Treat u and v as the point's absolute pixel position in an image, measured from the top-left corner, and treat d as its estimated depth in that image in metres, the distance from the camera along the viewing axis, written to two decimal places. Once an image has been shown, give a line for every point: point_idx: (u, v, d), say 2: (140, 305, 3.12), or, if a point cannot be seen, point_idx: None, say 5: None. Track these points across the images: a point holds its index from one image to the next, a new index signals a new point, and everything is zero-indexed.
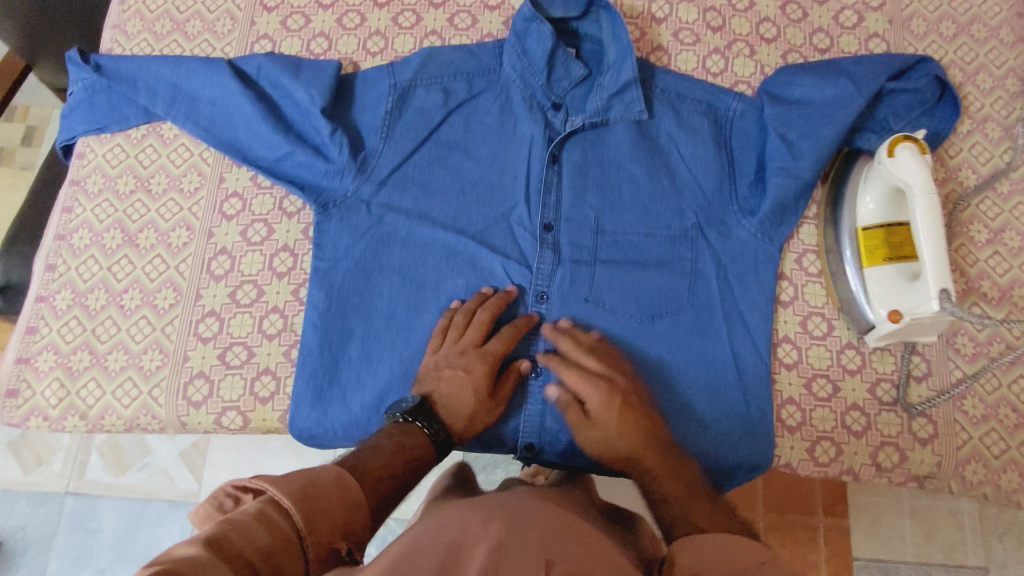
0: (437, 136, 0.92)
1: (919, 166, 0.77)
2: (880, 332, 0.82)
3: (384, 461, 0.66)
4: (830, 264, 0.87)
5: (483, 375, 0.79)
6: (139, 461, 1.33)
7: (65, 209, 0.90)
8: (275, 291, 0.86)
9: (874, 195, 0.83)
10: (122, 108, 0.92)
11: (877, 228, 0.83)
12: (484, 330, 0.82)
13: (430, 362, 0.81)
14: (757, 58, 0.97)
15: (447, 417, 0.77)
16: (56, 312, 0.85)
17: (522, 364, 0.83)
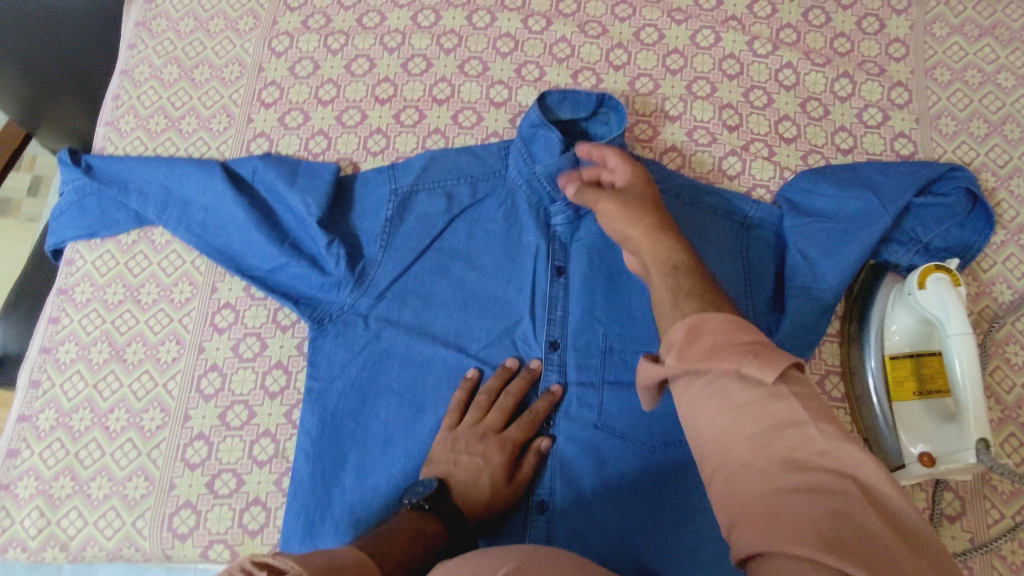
0: (439, 244, 0.88)
1: (951, 302, 0.74)
2: (911, 474, 0.76)
3: (403, 546, 0.63)
4: (852, 391, 0.82)
5: (501, 463, 0.77)
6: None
7: (51, 319, 0.86)
8: (266, 412, 0.82)
9: (901, 324, 0.79)
10: (112, 214, 0.89)
11: (905, 359, 0.79)
12: (505, 413, 0.80)
13: (446, 443, 0.78)
14: (775, 160, 0.93)
15: (464, 503, 0.73)
16: (39, 433, 0.81)
17: (540, 442, 0.81)
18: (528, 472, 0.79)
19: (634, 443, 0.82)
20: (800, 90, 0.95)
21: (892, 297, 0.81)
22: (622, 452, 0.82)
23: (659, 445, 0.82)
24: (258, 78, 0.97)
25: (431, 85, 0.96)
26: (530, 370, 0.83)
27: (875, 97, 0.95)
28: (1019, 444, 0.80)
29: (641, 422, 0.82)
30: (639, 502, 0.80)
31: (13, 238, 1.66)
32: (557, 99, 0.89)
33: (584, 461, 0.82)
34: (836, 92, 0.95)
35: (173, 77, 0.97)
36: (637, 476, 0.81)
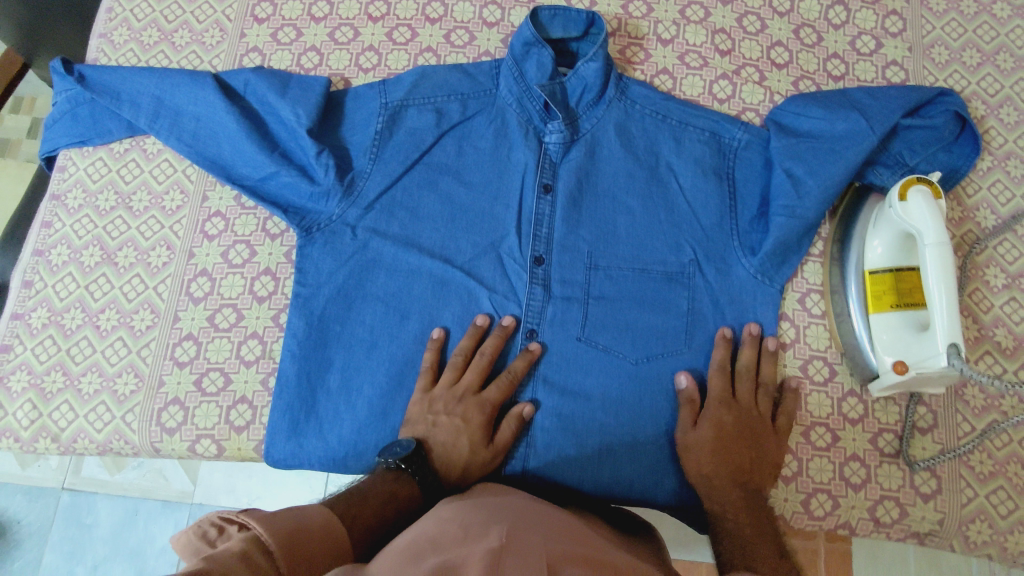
0: (428, 159, 0.89)
1: (929, 212, 0.74)
2: (884, 383, 0.78)
3: (375, 508, 0.64)
4: (835, 305, 0.84)
5: (480, 424, 0.77)
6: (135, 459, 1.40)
7: (43, 224, 0.87)
8: (255, 316, 0.83)
9: (882, 238, 0.79)
10: (105, 122, 0.89)
11: (885, 273, 0.79)
12: (481, 374, 0.80)
13: (422, 403, 0.78)
14: (766, 85, 0.93)
15: (442, 466, 0.74)
16: (32, 330, 0.83)
17: (520, 407, 0.80)
18: (507, 436, 0.78)
19: (617, 356, 0.82)
20: (794, 17, 0.95)
21: (875, 214, 0.81)
22: (604, 365, 0.82)
23: (642, 358, 0.82)
24: None
25: (425, 4, 0.96)
26: (503, 329, 0.82)
27: (869, 25, 0.95)
28: (994, 362, 0.82)
29: (625, 336, 0.83)
30: (620, 411, 0.81)
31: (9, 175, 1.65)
32: (548, 16, 0.89)
33: (567, 370, 0.82)
34: (830, 19, 0.95)
35: None
36: (619, 387, 0.82)
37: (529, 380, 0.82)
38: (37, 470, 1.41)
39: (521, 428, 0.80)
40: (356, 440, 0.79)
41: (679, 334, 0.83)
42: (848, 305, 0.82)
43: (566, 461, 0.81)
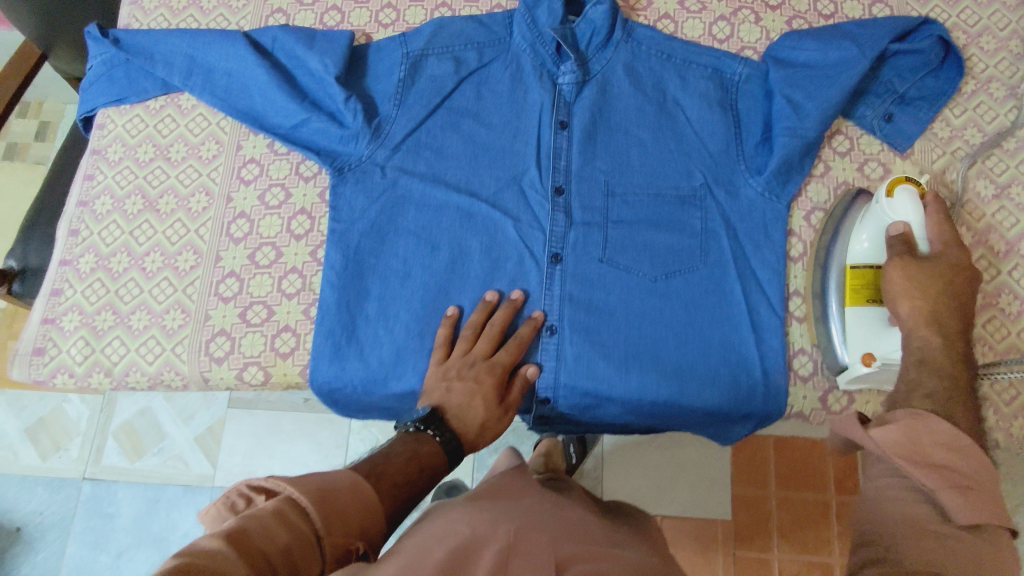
0: (449, 104, 0.94)
1: (915, 208, 0.79)
2: (853, 375, 0.82)
3: (399, 466, 0.67)
4: (821, 302, 0.86)
5: (492, 385, 0.79)
6: (154, 446, 1.41)
7: (87, 176, 0.92)
8: (293, 252, 0.88)
9: (870, 232, 0.82)
10: (141, 81, 0.94)
11: (870, 268, 0.81)
12: (492, 342, 0.83)
13: (437, 373, 0.81)
14: (762, 25, 0.99)
15: (460, 425, 0.76)
16: (80, 275, 0.87)
17: (527, 369, 0.83)
18: (517, 394, 0.82)
19: (637, 274, 0.88)
20: None
21: (863, 212, 0.84)
22: (625, 284, 0.87)
23: (661, 275, 0.87)
24: None
25: None
26: (511, 301, 0.85)
27: None
28: (990, 265, 0.88)
29: (644, 256, 0.88)
30: (644, 326, 0.86)
31: (20, 179, 1.68)
32: None
33: (590, 287, 0.87)
34: None
35: None
36: (640, 304, 0.87)
37: (556, 307, 0.87)
38: (57, 461, 1.42)
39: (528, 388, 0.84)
40: (396, 359, 0.84)
41: (694, 253, 0.88)
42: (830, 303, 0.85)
43: (596, 373, 0.85)
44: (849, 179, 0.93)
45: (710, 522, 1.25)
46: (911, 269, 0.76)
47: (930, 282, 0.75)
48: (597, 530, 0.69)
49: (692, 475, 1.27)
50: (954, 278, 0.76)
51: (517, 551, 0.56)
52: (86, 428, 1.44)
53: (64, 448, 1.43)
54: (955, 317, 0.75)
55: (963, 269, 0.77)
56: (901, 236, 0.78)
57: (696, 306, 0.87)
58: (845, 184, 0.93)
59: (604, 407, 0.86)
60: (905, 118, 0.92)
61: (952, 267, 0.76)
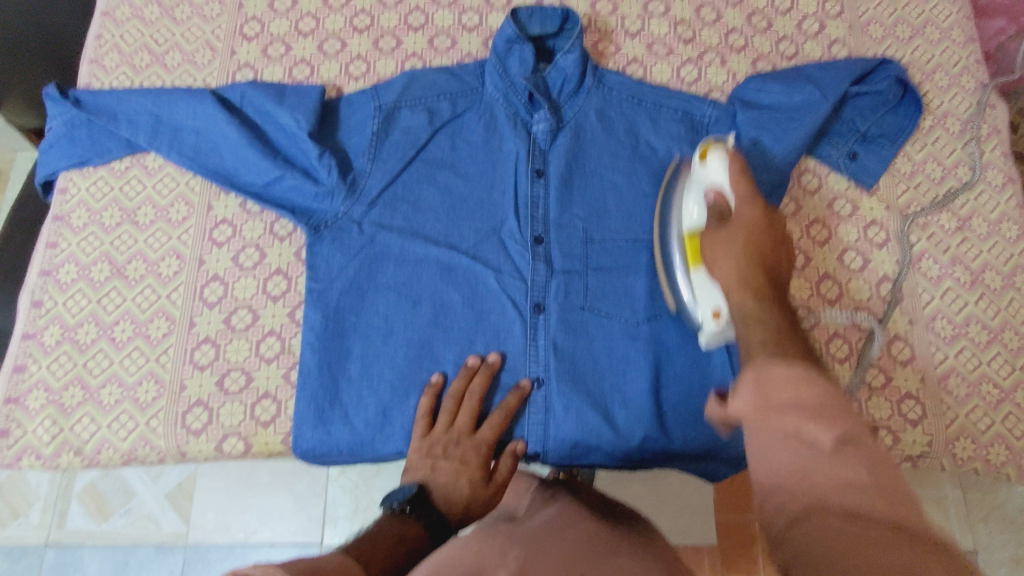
0: (424, 155, 0.93)
1: (723, 167, 0.76)
2: (708, 331, 0.79)
3: (388, 549, 0.59)
4: (670, 281, 0.84)
5: (477, 464, 0.77)
6: (121, 507, 1.35)
7: (48, 244, 0.88)
8: (271, 315, 0.86)
9: (694, 199, 0.80)
10: (104, 142, 0.91)
11: (693, 233, 0.80)
12: (473, 415, 0.81)
13: (420, 448, 0.78)
14: (728, 67, 1.01)
15: (445, 505, 0.72)
16: (45, 348, 0.83)
17: (514, 445, 0.81)
18: (505, 473, 0.79)
19: (619, 320, 0.88)
20: (745, 6, 1.05)
21: (688, 182, 0.83)
22: (608, 330, 0.88)
23: (643, 320, 0.88)
24: (237, 14, 1.01)
25: (406, 14, 1.02)
26: (488, 364, 0.85)
27: (811, 9, 1.05)
28: (957, 297, 0.90)
29: (625, 301, 0.88)
30: (627, 372, 0.86)
31: None
32: (526, 15, 0.95)
33: (573, 337, 0.87)
34: (777, 6, 1.05)
35: (154, 17, 1.00)
36: (623, 350, 0.87)
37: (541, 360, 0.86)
38: (16, 529, 1.35)
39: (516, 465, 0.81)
40: (382, 422, 0.82)
41: None
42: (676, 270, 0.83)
43: (583, 421, 0.85)
44: (819, 216, 0.94)
45: (695, 552, 1.24)
46: (716, 237, 0.69)
47: (727, 245, 0.66)
48: (619, 535, 0.67)
49: (675, 506, 1.26)
50: (760, 228, 0.67)
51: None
52: (49, 492, 1.37)
53: (24, 515, 1.35)
54: (756, 266, 0.63)
55: (761, 227, 0.67)
56: (714, 202, 0.74)
57: (678, 349, 0.88)
58: (816, 221, 0.94)
59: (590, 458, 0.86)
60: (869, 156, 0.95)
61: (758, 221, 0.68)
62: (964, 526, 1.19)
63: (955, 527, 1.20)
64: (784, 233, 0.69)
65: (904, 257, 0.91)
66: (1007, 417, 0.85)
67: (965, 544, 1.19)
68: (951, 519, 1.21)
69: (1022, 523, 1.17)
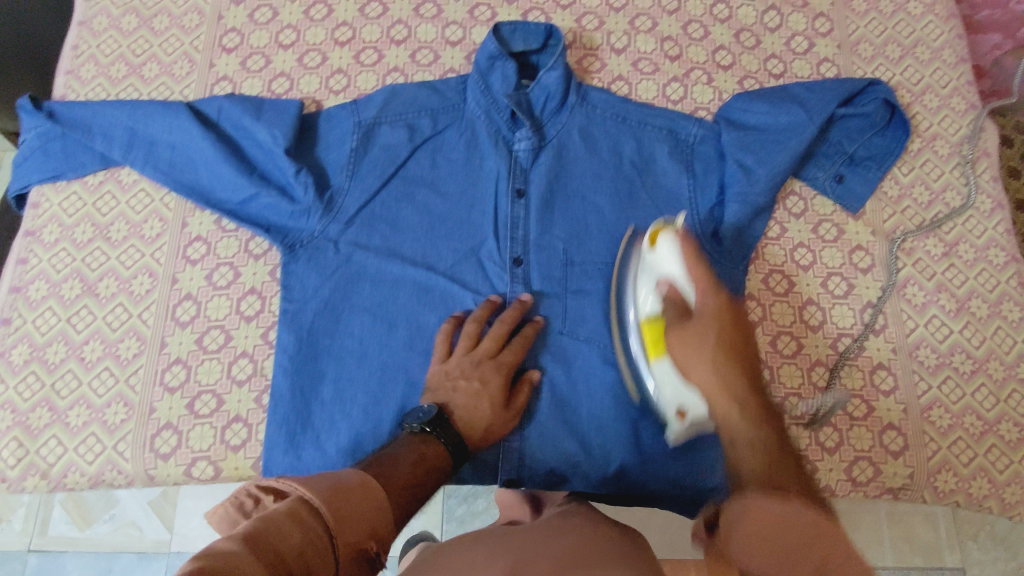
0: (404, 173, 0.92)
1: (676, 251, 0.76)
2: (673, 430, 0.79)
3: (409, 471, 0.64)
4: (628, 362, 0.83)
5: (497, 386, 0.78)
6: (104, 513, 1.28)
7: (19, 260, 0.87)
8: (243, 335, 0.85)
9: (647, 286, 0.80)
10: (77, 156, 0.90)
11: (651, 319, 0.79)
12: (496, 341, 0.82)
13: (440, 370, 0.79)
14: (715, 85, 1.00)
15: (467, 425, 0.74)
16: (13, 368, 0.82)
17: (532, 373, 0.83)
18: (524, 399, 0.81)
19: (598, 346, 0.86)
20: (733, 23, 1.03)
21: (638, 264, 0.82)
22: (586, 355, 0.86)
23: None
24: (217, 25, 0.99)
25: (389, 27, 1.00)
26: (521, 302, 0.85)
27: (801, 27, 1.03)
28: (942, 324, 0.89)
29: (604, 326, 0.87)
30: (604, 398, 0.85)
31: None
32: (508, 31, 0.94)
33: (550, 362, 0.86)
34: (766, 23, 1.03)
35: (132, 27, 0.99)
36: (601, 377, 0.85)
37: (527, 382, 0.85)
38: None
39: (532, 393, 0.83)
40: (354, 447, 0.81)
41: None
42: (636, 363, 0.82)
43: (559, 448, 0.84)
44: (804, 240, 0.93)
45: None
46: (687, 339, 0.70)
47: (701, 343, 0.69)
48: (611, 521, 0.66)
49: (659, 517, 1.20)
50: (727, 322, 0.70)
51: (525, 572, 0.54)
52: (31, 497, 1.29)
53: (6, 521, 1.28)
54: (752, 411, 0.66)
55: (728, 314, 0.71)
56: (671, 296, 0.75)
57: None
58: (800, 245, 0.92)
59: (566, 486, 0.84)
60: (855, 179, 0.94)
61: (724, 318, 0.71)
62: (944, 536, 1.14)
63: (937, 538, 1.14)
64: (746, 318, 0.73)
65: (888, 283, 0.90)
66: (989, 449, 0.84)
67: (946, 556, 1.13)
68: (934, 531, 1.15)
69: (998, 534, 1.14)
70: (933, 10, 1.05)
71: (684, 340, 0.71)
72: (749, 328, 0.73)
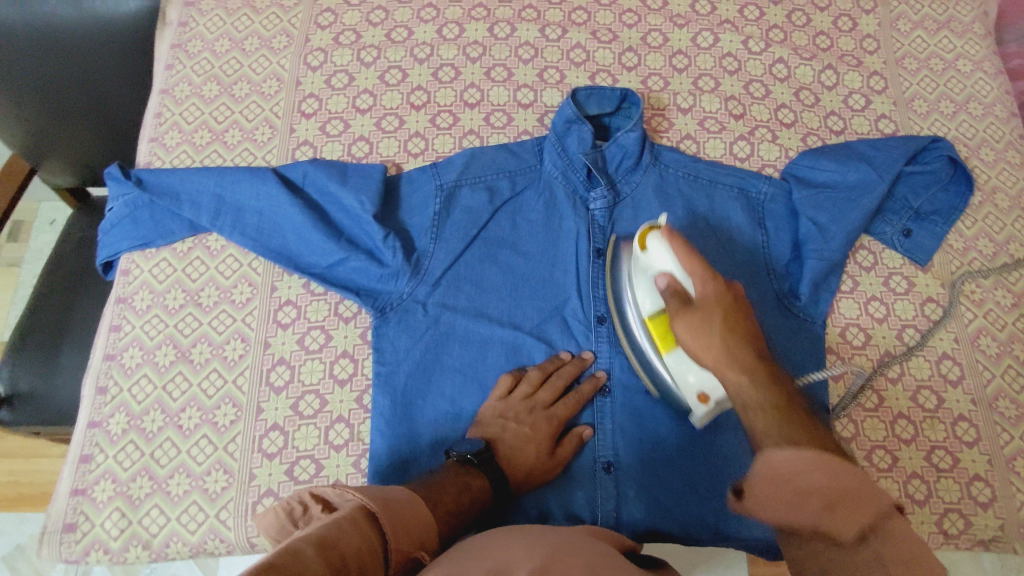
0: (486, 235, 0.94)
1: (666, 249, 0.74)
2: (697, 414, 0.78)
3: (453, 495, 0.70)
4: (639, 356, 0.83)
5: (547, 436, 0.82)
6: (145, 568, 1.24)
7: (112, 328, 0.88)
8: (338, 400, 0.86)
9: (645, 288, 0.79)
10: (167, 223, 0.91)
11: (658, 316, 0.78)
12: (556, 392, 0.85)
13: (495, 410, 0.83)
14: (779, 143, 1.03)
15: (507, 467, 0.78)
16: (111, 438, 0.82)
17: (582, 428, 0.85)
18: (569, 452, 0.83)
19: None
20: (792, 82, 1.07)
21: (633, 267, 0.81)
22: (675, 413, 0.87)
23: None
24: (296, 91, 1.02)
25: (462, 91, 1.03)
26: (582, 359, 0.88)
27: (857, 85, 1.07)
28: (1017, 374, 0.91)
29: None
30: (697, 452, 0.85)
31: None
32: (585, 95, 0.96)
33: (640, 419, 0.87)
34: (824, 81, 1.07)
35: (213, 94, 1.01)
36: (690, 434, 0.86)
37: (612, 439, 0.86)
38: None
39: (579, 447, 0.85)
40: None
41: None
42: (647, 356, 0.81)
43: (656, 506, 0.84)
44: (876, 293, 0.95)
45: None
46: (694, 326, 0.67)
47: (710, 330, 0.66)
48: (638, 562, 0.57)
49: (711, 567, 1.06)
50: (730, 312, 0.67)
51: (568, 557, 0.49)
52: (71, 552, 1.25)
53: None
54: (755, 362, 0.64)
55: (729, 301, 0.67)
56: (671, 291, 0.70)
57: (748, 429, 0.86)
58: (873, 298, 0.95)
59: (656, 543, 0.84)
60: (922, 233, 0.97)
61: (727, 303, 0.67)
62: None
63: None
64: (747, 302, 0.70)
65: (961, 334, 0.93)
66: None
67: None
68: None
69: None
70: (982, 67, 1.09)
71: (695, 326, 0.67)
72: (751, 311, 0.69)
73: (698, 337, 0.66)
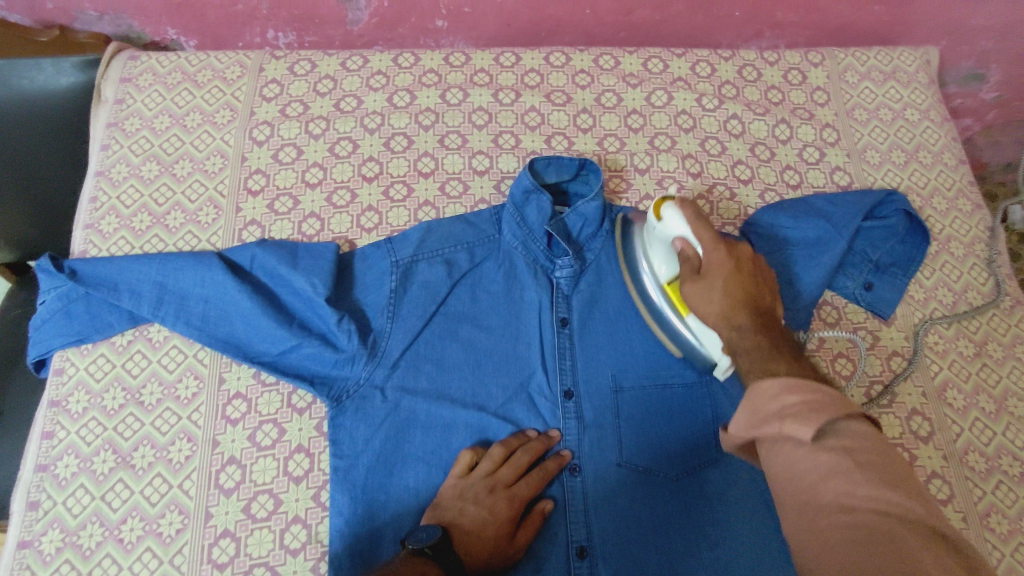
0: (445, 310, 0.90)
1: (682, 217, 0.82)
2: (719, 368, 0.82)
3: None
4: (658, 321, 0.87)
5: (507, 517, 0.78)
6: None
7: (45, 435, 0.83)
8: (294, 498, 0.81)
9: (661, 255, 0.85)
10: (104, 316, 0.86)
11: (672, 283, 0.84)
12: (518, 470, 0.81)
13: (455, 491, 0.79)
14: (738, 200, 1.02)
15: (463, 553, 0.74)
16: (44, 558, 0.77)
17: (545, 504, 0.81)
18: (530, 535, 0.78)
19: (658, 476, 0.84)
20: (747, 137, 1.07)
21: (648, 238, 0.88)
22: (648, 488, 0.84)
23: (682, 474, 0.84)
24: (242, 167, 0.98)
25: (416, 160, 1.00)
26: (548, 436, 0.85)
27: (810, 138, 1.08)
28: (985, 427, 0.91)
29: (660, 452, 0.85)
30: (671, 529, 0.82)
31: None
32: (543, 164, 0.95)
33: (613, 498, 0.84)
34: (777, 136, 1.08)
35: (153, 174, 0.97)
36: (664, 509, 0.83)
37: (584, 520, 0.83)
38: None
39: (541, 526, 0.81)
40: None
41: (710, 445, 0.86)
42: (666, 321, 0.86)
43: None
44: (842, 349, 0.95)
45: None
46: (699, 291, 0.75)
47: (714, 293, 0.73)
48: None
49: None
50: (735, 272, 0.74)
51: None
52: None
53: None
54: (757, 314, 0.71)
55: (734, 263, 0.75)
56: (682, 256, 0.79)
57: (723, 502, 0.83)
58: (839, 355, 0.94)
59: None
60: (883, 286, 0.97)
61: (730, 269, 0.74)
62: None
63: None
64: (753, 261, 0.77)
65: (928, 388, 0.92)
66: None
67: None
68: None
69: None
70: (929, 116, 1.11)
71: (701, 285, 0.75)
72: (757, 265, 0.76)
73: (702, 298, 0.74)
